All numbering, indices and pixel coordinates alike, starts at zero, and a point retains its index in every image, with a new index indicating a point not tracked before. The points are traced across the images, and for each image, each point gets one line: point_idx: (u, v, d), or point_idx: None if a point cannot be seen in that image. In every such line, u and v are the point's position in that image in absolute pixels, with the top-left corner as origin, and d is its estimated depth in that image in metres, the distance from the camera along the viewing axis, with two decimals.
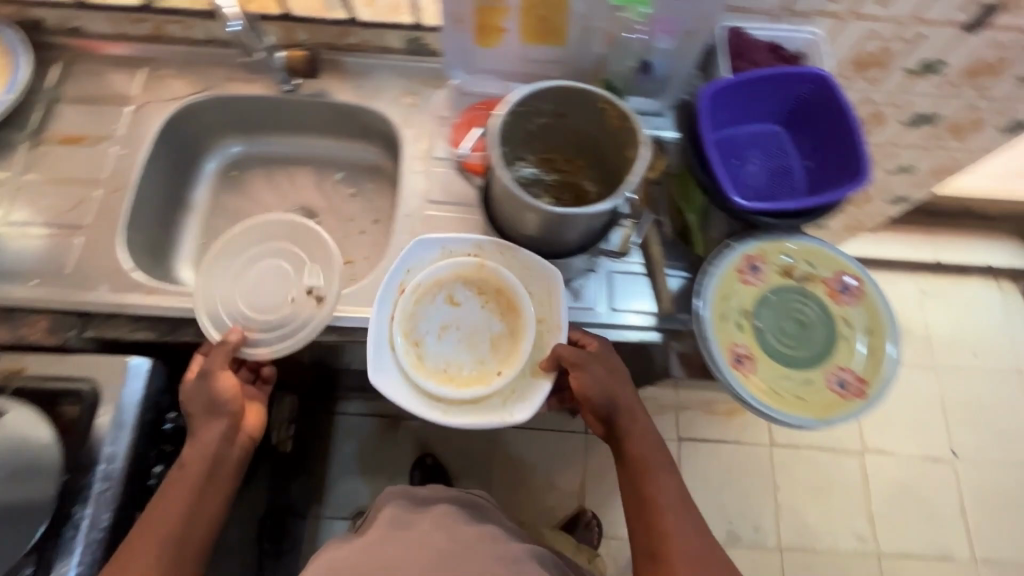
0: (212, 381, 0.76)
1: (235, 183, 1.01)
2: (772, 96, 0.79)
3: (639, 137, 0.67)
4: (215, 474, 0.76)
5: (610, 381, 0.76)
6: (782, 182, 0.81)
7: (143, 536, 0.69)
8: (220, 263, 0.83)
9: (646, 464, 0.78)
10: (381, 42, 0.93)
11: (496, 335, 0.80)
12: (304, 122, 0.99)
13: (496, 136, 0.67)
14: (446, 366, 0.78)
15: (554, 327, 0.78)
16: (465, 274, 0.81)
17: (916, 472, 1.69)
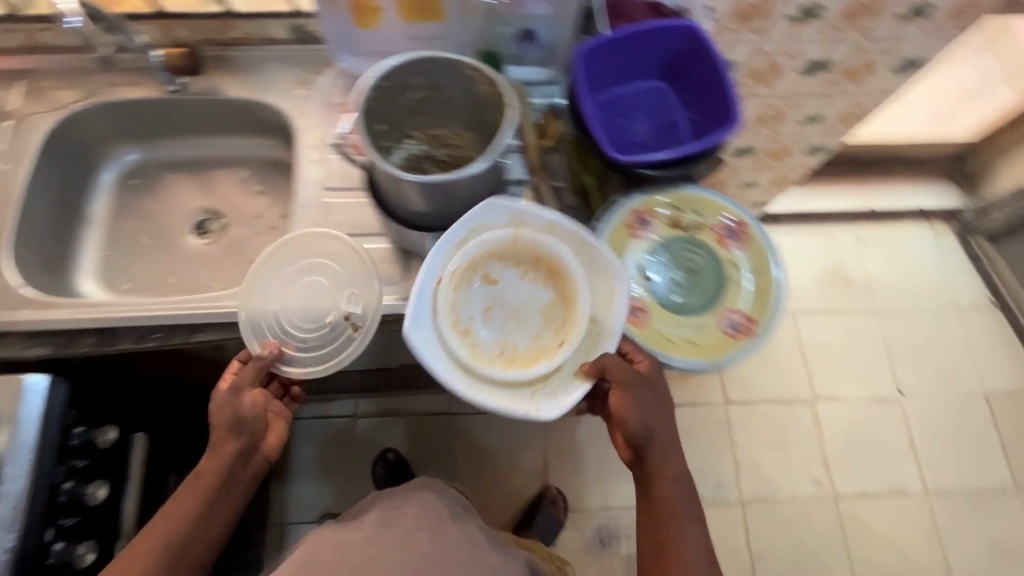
0: (238, 398, 0.78)
1: (137, 192, 0.99)
2: (649, 53, 0.79)
3: (507, 98, 0.68)
4: (226, 488, 0.79)
5: (645, 400, 0.77)
6: (667, 138, 0.82)
7: (153, 536, 0.72)
8: (266, 272, 0.81)
9: (666, 476, 0.81)
10: (265, 33, 0.91)
11: (547, 309, 0.79)
12: (200, 122, 0.97)
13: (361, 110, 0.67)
14: (499, 349, 0.77)
15: (608, 330, 0.77)
16: (502, 250, 0.78)
17: (865, 414, 1.74)
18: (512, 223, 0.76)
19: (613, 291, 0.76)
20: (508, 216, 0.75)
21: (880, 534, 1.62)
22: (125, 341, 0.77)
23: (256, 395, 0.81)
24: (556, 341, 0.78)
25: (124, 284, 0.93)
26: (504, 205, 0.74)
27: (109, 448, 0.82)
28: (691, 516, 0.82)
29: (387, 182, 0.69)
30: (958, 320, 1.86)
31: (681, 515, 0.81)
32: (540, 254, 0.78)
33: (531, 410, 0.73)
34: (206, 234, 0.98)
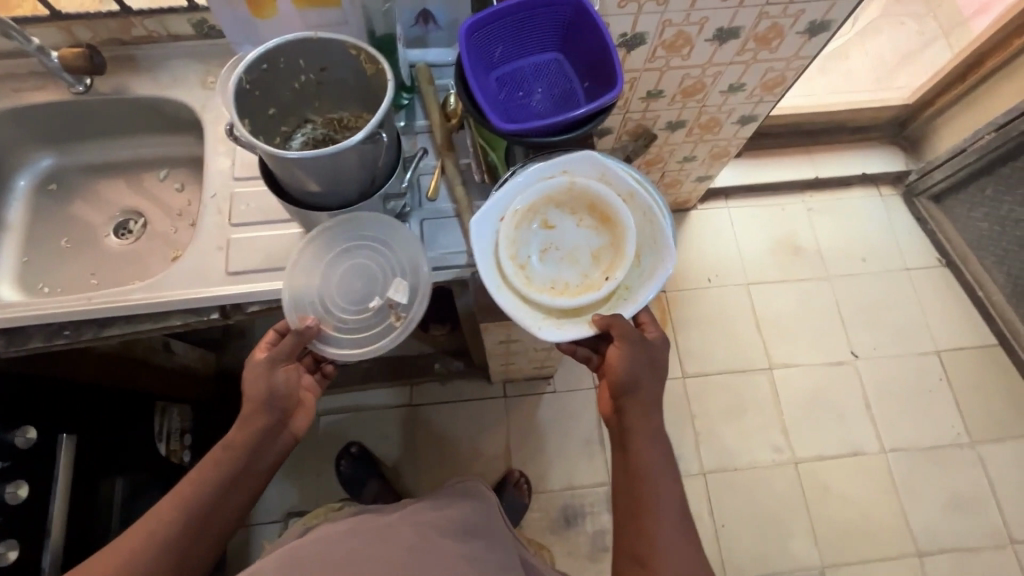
0: (272, 371, 0.81)
1: (55, 197, 0.99)
2: (539, 25, 0.81)
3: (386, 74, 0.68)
4: (249, 464, 0.79)
5: (640, 365, 0.80)
6: (565, 107, 0.84)
7: (176, 504, 0.74)
8: (314, 246, 0.81)
9: (645, 449, 0.80)
10: (168, 29, 0.91)
11: (597, 252, 0.83)
12: (114, 123, 0.97)
13: (233, 94, 0.66)
14: (549, 283, 0.82)
15: (633, 297, 0.80)
16: (561, 198, 0.83)
17: (821, 378, 1.77)
18: (603, 179, 0.82)
19: (656, 264, 0.80)
20: (598, 171, 0.81)
21: (840, 495, 1.65)
22: (35, 340, 0.78)
23: (290, 369, 0.84)
24: (593, 285, 0.82)
25: (43, 288, 0.93)
26: (590, 158, 0.80)
27: (28, 448, 0.83)
28: (672, 494, 0.79)
29: (275, 166, 0.70)
30: (908, 281, 1.89)
31: (661, 492, 0.78)
32: (603, 208, 0.83)
33: (532, 327, 0.77)
34: (127, 233, 0.99)
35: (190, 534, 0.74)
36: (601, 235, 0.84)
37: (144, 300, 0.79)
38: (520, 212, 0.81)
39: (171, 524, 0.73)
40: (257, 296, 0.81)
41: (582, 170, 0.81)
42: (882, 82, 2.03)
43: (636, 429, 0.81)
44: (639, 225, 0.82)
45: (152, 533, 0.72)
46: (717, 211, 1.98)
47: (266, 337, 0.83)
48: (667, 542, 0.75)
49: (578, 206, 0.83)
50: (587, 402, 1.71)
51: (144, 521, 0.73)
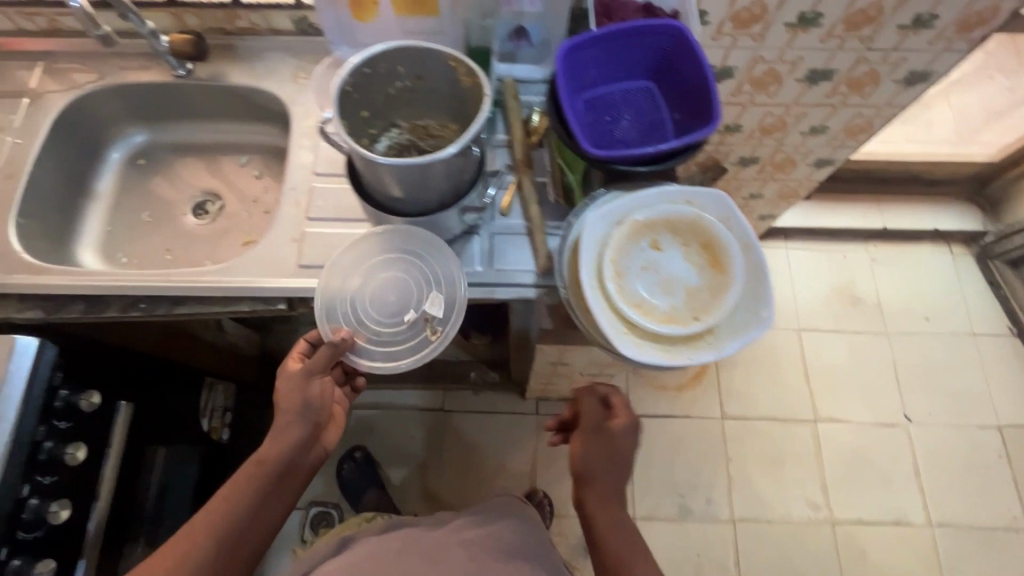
0: (307, 382, 0.83)
1: (141, 172, 1.03)
2: (636, 52, 0.80)
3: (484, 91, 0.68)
4: (283, 478, 0.81)
5: (609, 454, 0.84)
6: (652, 138, 0.82)
7: (209, 519, 0.76)
8: (347, 258, 0.82)
9: (618, 547, 0.80)
10: (269, 24, 0.94)
11: (696, 291, 0.68)
12: (205, 107, 1.01)
13: (337, 98, 0.68)
14: (634, 301, 0.67)
15: (716, 347, 0.65)
16: (679, 224, 0.70)
17: (869, 438, 1.68)
18: (727, 224, 0.69)
19: (753, 324, 0.65)
20: (726, 213, 0.69)
21: (878, 565, 1.56)
22: (112, 309, 0.81)
23: (325, 380, 0.86)
24: (676, 321, 0.66)
25: (121, 258, 0.97)
26: (723, 198, 0.69)
27: (92, 411, 0.86)
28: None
29: (364, 167, 0.71)
30: (974, 347, 1.79)
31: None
32: (718, 250, 0.68)
33: (607, 335, 0.64)
34: (204, 214, 1.01)
35: (224, 552, 0.75)
36: (706, 276, 0.68)
37: (216, 285, 0.81)
38: (632, 220, 0.69)
39: (205, 541, 0.75)
40: (325, 293, 0.81)
41: (709, 208, 0.70)
42: (965, 136, 1.94)
43: (607, 526, 0.82)
44: (751, 279, 0.66)
45: (185, 551, 0.73)
46: (775, 250, 1.91)
47: (296, 345, 0.84)
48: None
49: (694, 237, 0.69)
50: None
51: (178, 536, 0.75)
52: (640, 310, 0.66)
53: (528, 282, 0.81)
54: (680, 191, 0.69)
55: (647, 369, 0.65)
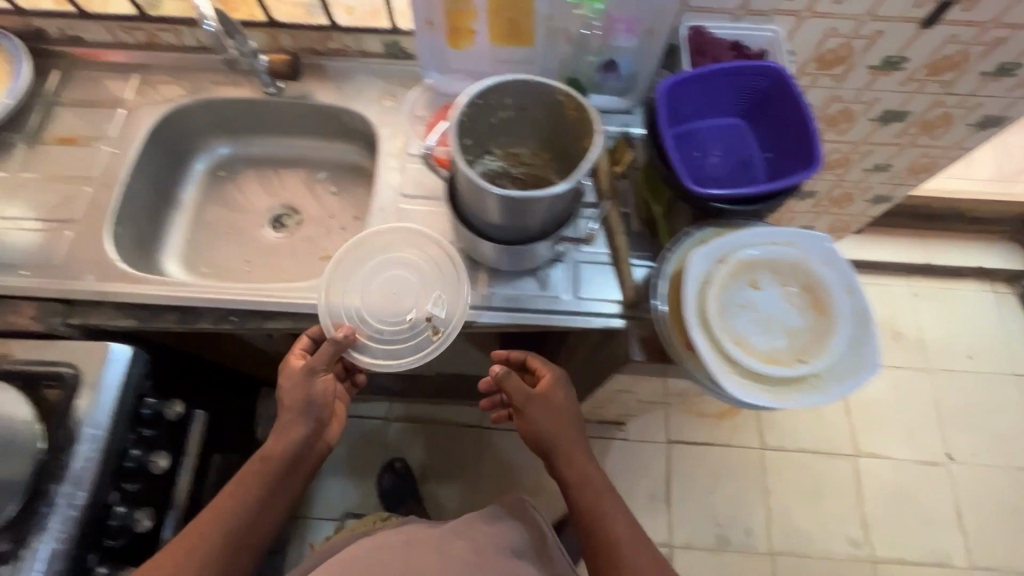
0: (310, 380, 0.80)
1: (222, 183, 1.05)
2: (732, 90, 0.81)
3: (595, 126, 0.69)
4: (288, 472, 0.80)
5: (551, 417, 0.86)
6: (742, 173, 0.83)
7: (213, 516, 0.74)
8: (352, 259, 0.85)
9: (593, 504, 0.82)
10: (360, 46, 0.97)
11: (798, 332, 0.68)
12: (289, 124, 1.03)
13: (454, 127, 0.70)
14: (737, 339, 0.67)
15: (820, 390, 0.65)
16: (780, 265, 0.70)
17: (910, 476, 1.66)
18: (829, 265, 0.70)
19: (858, 369, 0.65)
20: (827, 257, 0.70)
21: None
22: (203, 320, 0.82)
23: (327, 380, 0.83)
24: (780, 361, 0.66)
25: (203, 268, 0.98)
26: (825, 240, 0.70)
27: (175, 420, 0.87)
28: (637, 544, 0.80)
29: (471, 193, 0.72)
30: (1018, 389, 1.77)
31: (625, 545, 0.79)
32: (819, 293, 0.69)
33: (713, 373, 0.64)
34: (282, 227, 1.03)
35: (230, 550, 0.74)
36: (806, 317, 0.69)
37: (310, 302, 0.82)
38: (735, 259, 0.70)
39: (211, 539, 0.73)
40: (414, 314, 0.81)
41: (811, 250, 0.71)
42: (1010, 177, 1.94)
43: (580, 487, 0.84)
44: (853, 324, 0.67)
45: (191, 549, 0.72)
46: None
47: (297, 343, 0.82)
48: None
49: (795, 279, 0.70)
50: (657, 457, 1.67)
51: (185, 532, 0.74)
52: (743, 349, 0.67)
53: (614, 313, 0.82)
54: (782, 232, 0.70)
55: (752, 410, 0.65)
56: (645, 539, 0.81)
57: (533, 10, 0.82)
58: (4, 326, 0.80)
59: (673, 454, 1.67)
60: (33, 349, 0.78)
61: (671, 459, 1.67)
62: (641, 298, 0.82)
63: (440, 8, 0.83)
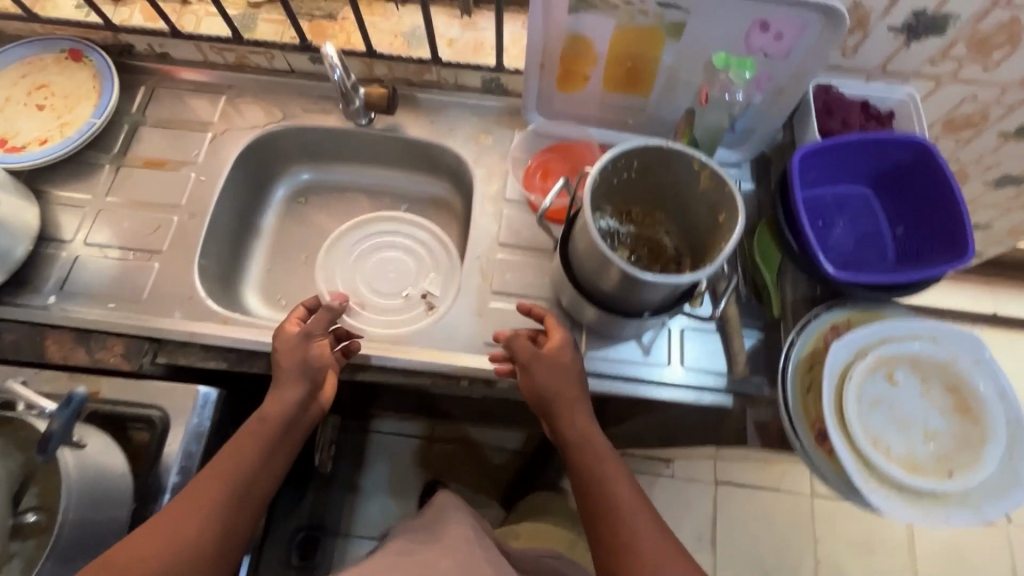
0: (307, 344, 0.73)
1: (302, 211, 1.01)
2: (866, 161, 0.76)
3: (737, 203, 0.64)
4: (281, 440, 0.70)
5: (562, 377, 0.70)
6: (869, 249, 0.78)
7: (217, 474, 0.65)
8: (349, 239, 0.95)
9: (594, 471, 0.67)
10: (457, 81, 0.93)
11: (941, 437, 0.63)
12: (376, 154, 0.99)
13: (587, 196, 0.66)
14: (876, 443, 0.63)
15: (970, 507, 0.60)
16: (922, 362, 0.66)
17: (967, 534, 1.60)
18: (977, 366, 0.65)
19: (1012, 487, 0.60)
20: (975, 357, 0.65)
21: None
22: None
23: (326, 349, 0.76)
24: (924, 471, 0.62)
25: (281, 301, 0.95)
26: (972, 338, 0.65)
27: None
28: (637, 508, 0.65)
29: (594, 263, 0.68)
30: None
31: (628, 511, 0.65)
32: (964, 395, 0.64)
33: (855, 482, 0.60)
34: None
35: (230, 525, 0.64)
36: (950, 421, 0.64)
37: (407, 355, 0.78)
38: (875, 355, 0.65)
39: (216, 508, 0.63)
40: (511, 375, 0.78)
41: (956, 347, 0.66)
42: None
43: (583, 452, 0.68)
44: (1004, 433, 0.62)
45: (198, 505, 0.63)
46: None
47: (293, 314, 0.77)
48: (656, 562, 0.62)
49: (937, 378, 0.65)
50: (704, 497, 1.63)
51: (185, 496, 0.63)
52: (881, 453, 0.62)
53: (721, 387, 0.77)
54: (924, 325, 0.66)
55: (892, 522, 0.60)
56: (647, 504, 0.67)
57: (658, 61, 0.77)
58: (89, 363, 0.76)
59: (720, 495, 1.63)
60: (121, 389, 0.75)
61: (717, 499, 1.63)
62: (750, 374, 0.78)
63: (558, 53, 0.79)
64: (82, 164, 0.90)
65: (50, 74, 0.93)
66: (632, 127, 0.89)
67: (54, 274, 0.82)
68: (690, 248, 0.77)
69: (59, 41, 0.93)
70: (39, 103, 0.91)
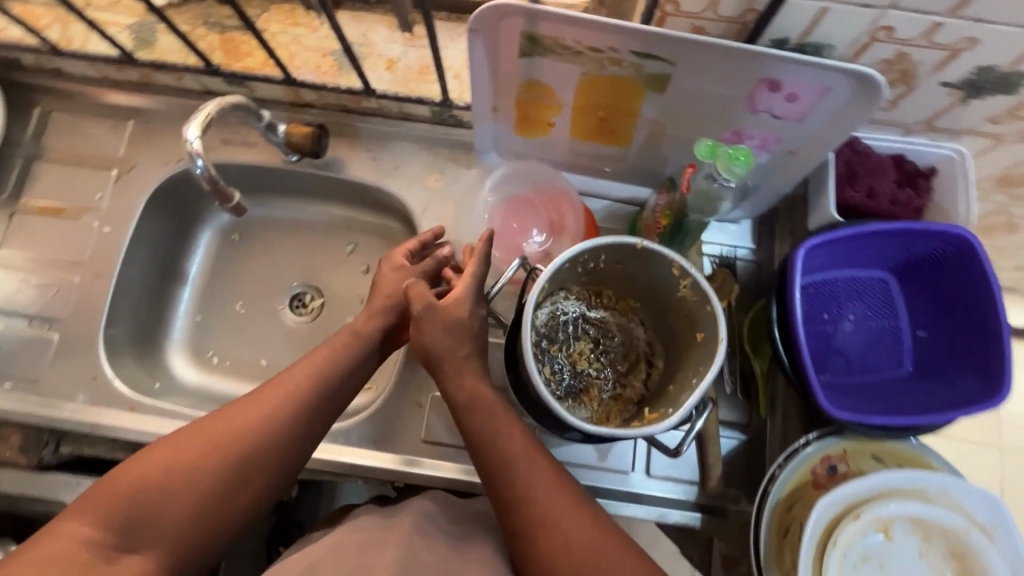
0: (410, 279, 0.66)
1: (235, 250, 0.87)
2: (894, 247, 0.61)
3: (718, 335, 0.53)
4: (370, 361, 0.63)
5: (453, 327, 0.58)
6: (883, 351, 0.64)
7: (301, 371, 0.58)
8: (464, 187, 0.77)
9: (482, 427, 0.54)
10: (402, 110, 0.77)
11: None
12: (314, 188, 0.84)
13: (526, 314, 0.55)
14: None
15: None
16: (929, 523, 0.56)
17: None
18: (990, 535, 0.56)
19: None
20: (993, 522, 0.56)
21: None
22: None
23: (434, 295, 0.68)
24: None
25: (212, 358, 0.83)
26: (994, 502, 0.56)
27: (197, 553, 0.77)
28: (539, 470, 0.52)
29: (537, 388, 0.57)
30: None
31: (525, 475, 0.52)
32: (969, 562, 0.56)
33: None
34: (302, 308, 0.85)
35: (302, 434, 0.56)
36: None
37: (334, 459, 0.69)
38: (879, 512, 0.55)
39: (307, 411, 0.56)
40: (450, 481, 0.69)
41: (970, 506, 0.56)
42: None
43: (470, 413, 0.55)
44: None
45: (270, 410, 0.55)
46: None
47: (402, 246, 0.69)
48: (563, 535, 0.49)
49: (941, 539, 0.56)
50: None
51: (269, 386, 0.57)
52: None
53: (685, 505, 0.68)
54: (939, 480, 0.56)
55: None
56: (549, 458, 0.54)
57: (636, 114, 0.61)
58: None
59: None
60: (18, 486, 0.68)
61: None
62: (725, 487, 0.68)
63: (511, 97, 0.62)
64: None
65: None
66: (609, 174, 0.73)
67: None
68: (665, 343, 0.64)
69: None
70: None
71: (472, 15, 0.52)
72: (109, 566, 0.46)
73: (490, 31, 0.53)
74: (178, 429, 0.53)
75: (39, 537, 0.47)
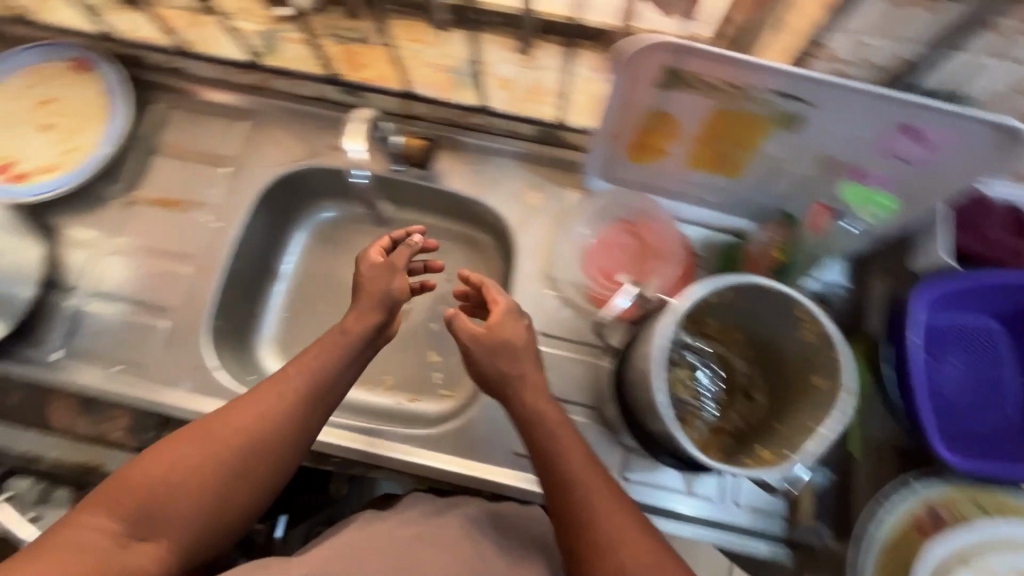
0: (392, 274, 0.65)
1: (327, 252, 0.89)
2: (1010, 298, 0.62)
3: (844, 383, 0.53)
4: (360, 358, 0.63)
5: (518, 354, 0.58)
6: (989, 401, 0.64)
7: (292, 372, 0.58)
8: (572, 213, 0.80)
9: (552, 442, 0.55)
10: (507, 127, 0.80)
11: None
12: (409, 197, 0.85)
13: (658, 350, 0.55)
14: None
15: None
16: None
17: None
18: None
19: None
20: None
21: None
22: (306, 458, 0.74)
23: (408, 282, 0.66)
24: None
25: None
26: None
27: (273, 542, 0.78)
28: (607, 493, 0.52)
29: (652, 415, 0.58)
30: None
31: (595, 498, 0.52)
32: None
33: None
34: None
35: (298, 436, 0.57)
36: None
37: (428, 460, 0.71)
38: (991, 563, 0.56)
39: (300, 414, 0.57)
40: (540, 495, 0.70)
41: None
42: None
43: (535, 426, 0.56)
44: None
45: (267, 413, 0.56)
46: None
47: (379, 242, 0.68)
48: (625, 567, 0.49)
49: None
50: None
51: (263, 387, 0.57)
52: None
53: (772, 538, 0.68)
54: None
55: None
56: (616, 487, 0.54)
57: (759, 147, 0.62)
58: (95, 436, 0.73)
59: None
60: None
61: None
62: (817, 523, 0.67)
63: (633, 125, 0.64)
64: (92, 196, 0.81)
65: (59, 87, 0.83)
66: (711, 203, 0.74)
67: (61, 326, 0.76)
68: (767, 378, 0.65)
69: (65, 49, 0.83)
70: (46, 124, 0.82)
71: (622, 44, 0.54)
72: (122, 552, 0.49)
73: (633, 64, 0.55)
74: (182, 425, 0.55)
75: (58, 527, 0.49)
